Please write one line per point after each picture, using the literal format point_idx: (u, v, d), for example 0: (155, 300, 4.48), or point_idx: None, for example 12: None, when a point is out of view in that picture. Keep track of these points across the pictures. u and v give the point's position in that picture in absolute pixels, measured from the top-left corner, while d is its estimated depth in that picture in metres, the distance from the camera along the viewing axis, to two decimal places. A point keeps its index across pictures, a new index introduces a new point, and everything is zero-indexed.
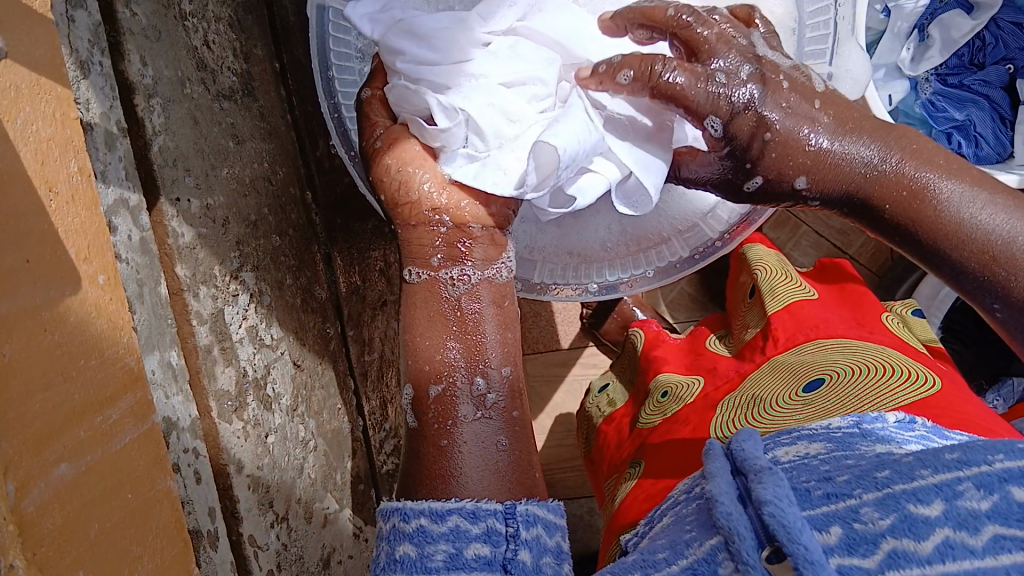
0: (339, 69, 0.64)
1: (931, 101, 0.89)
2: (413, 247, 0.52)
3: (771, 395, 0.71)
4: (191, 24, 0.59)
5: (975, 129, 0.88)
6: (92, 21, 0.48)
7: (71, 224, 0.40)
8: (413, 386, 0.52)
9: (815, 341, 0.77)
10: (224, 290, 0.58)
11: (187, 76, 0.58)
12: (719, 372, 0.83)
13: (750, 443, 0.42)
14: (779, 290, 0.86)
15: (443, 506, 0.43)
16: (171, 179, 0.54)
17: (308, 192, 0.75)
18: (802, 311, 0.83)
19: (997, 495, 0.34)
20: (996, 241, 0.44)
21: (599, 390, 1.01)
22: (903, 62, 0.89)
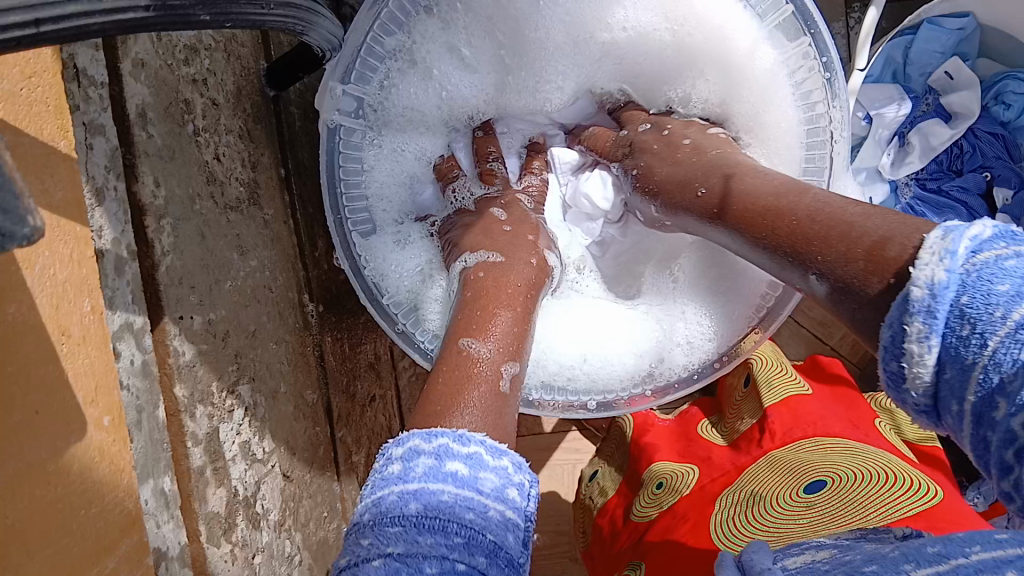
0: (345, 161, 0.66)
1: (909, 204, 1.02)
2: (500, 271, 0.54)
3: (770, 492, 0.71)
4: (203, 139, 0.60)
5: None
6: (109, 146, 0.48)
7: (80, 368, 0.39)
8: (480, 341, 0.47)
9: (813, 441, 0.78)
10: (220, 407, 0.57)
11: (197, 192, 0.58)
12: (714, 462, 0.84)
13: (760, 554, 0.47)
14: (775, 381, 0.87)
15: (468, 433, 0.39)
16: (176, 298, 0.54)
17: (305, 295, 0.75)
18: (798, 406, 0.84)
19: None
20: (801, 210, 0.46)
21: (589, 478, 1.00)
22: (884, 165, 1.02)
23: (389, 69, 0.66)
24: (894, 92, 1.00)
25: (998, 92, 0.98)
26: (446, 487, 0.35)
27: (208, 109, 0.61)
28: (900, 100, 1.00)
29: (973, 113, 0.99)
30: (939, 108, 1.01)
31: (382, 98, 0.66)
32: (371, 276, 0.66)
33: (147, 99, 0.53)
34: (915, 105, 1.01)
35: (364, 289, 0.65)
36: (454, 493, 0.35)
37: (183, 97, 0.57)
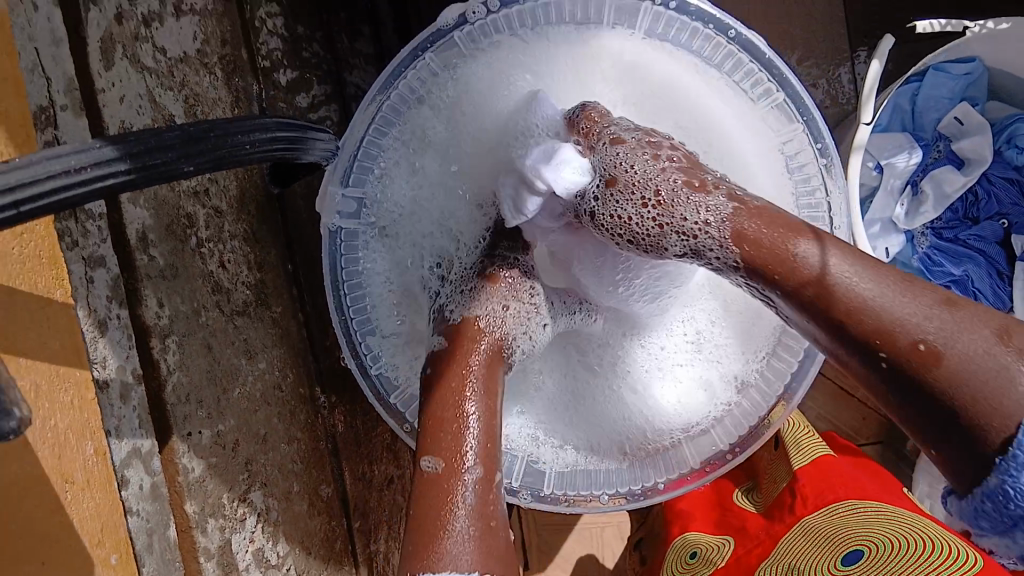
0: (348, 262, 0.65)
1: (927, 254, 0.99)
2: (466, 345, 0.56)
3: (809, 565, 0.70)
4: (207, 250, 0.61)
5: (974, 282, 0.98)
6: (111, 276, 0.50)
7: (86, 512, 0.40)
8: (433, 456, 0.50)
9: (845, 503, 0.76)
10: (232, 517, 0.58)
11: (203, 304, 0.59)
12: (748, 531, 0.83)
13: None
14: (804, 442, 0.86)
15: None
16: (184, 415, 0.54)
17: (316, 388, 0.75)
18: (828, 467, 0.82)
19: None
20: (856, 298, 0.41)
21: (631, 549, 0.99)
22: (898, 215, 1.00)
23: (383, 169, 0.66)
24: (905, 140, 0.98)
25: (1010, 135, 0.96)
26: None
27: (211, 219, 0.62)
28: (910, 149, 0.98)
29: (986, 159, 0.97)
30: (951, 155, 0.99)
31: (382, 197, 0.66)
32: (380, 377, 0.65)
33: (148, 222, 0.54)
34: (927, 153, 0.99)
35: (372, 389, 0.65)
36: None
37: (185, 212, 0.59)
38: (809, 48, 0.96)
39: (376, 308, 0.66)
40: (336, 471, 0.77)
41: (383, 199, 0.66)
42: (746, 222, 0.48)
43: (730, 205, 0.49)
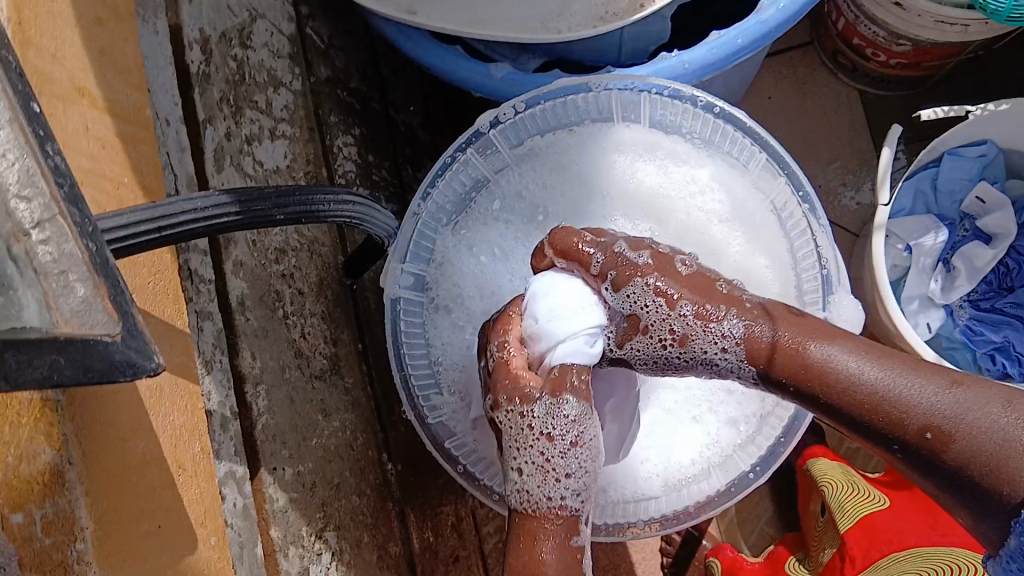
0: (406, 328, 0.78)
1: (968, 326, 0.98)
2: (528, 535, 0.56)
3: None
4: (291, 321, 0.73)
5: (1015, 349, 0.96)
6: (216, 329, 0.62)
7: (193, 496, 0.49)
8: None
9: (890, 556, 0.77)
10: (310, 549, 0.65)
11: (287, 364, 0.70)
12: None
13: None
14: (848, 506, 0.86)
15: None
16: (271, 451, 0.64)
17: (383, 454, 0.84)
18: (873, 523, 0.83)
19: None
20: (870, 391, 0.51)
21: None
22: (934, 292, 1.00)
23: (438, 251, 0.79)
24: (929, 221, 1.00)
25: None
26: None
27: (295, 297, 0.74)
28: (935, 229, 1.00)
29: (1010, 232, 0.99)
30: (977, 232, 1.01)
31: (434, 274, 0.79)
32: (435, 424, 0.76)
33: (245, 291, 0.66)
34: (954, 232, 1.01)
35: (428, 434, 0.76)
36: None
37: (275, 289, 0.71)
38: (826, 142, 1.06)
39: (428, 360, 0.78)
40: (403, 535, 0.84)
41: (441, 275, 0.79)
42: (776, 335, 0.56)
43: (741, 325, 0.56)
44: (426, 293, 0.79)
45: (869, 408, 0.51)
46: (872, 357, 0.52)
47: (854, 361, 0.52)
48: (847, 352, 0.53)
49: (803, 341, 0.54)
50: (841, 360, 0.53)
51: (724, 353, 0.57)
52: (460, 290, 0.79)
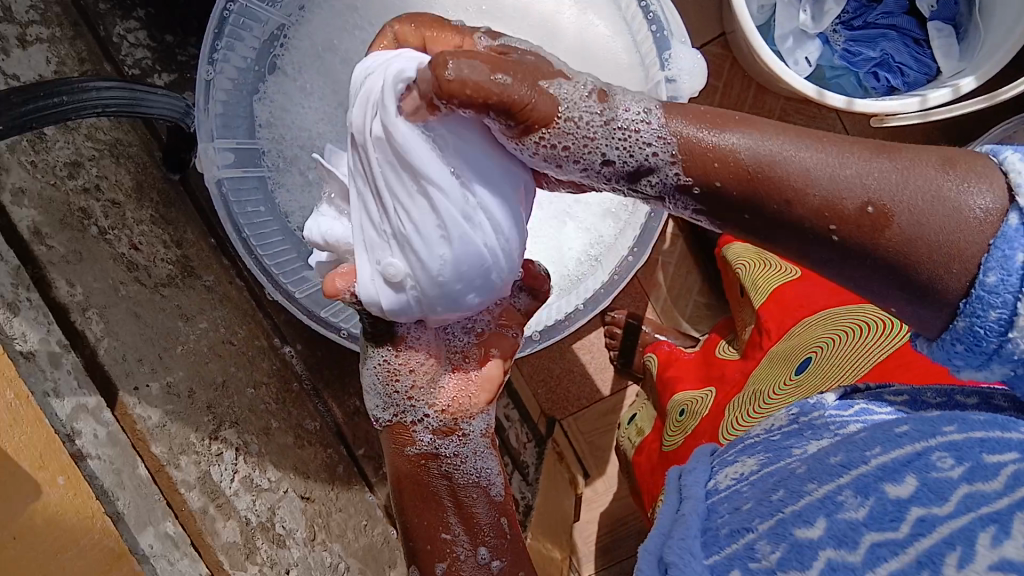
0: (241, 211, 0.70)
1: (846, 49, 0.95)
2: (422, 509, 0.52)
3: (769, 385, 0.72)
4: (112, 236, 0.67)
5: (895, 60, 0.94)
6: (10, 267, 0.55)
7: (19, 442, 0.45)
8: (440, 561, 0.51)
9: (803, 321, 0.78)
10: (206, 453, 0.63)
11: (120, 280, 0.65)
12: (726, 377, 0.83)
13: (695, 472, 0.48)
14: (762, 284, 0.89)
15: None
16: (125, 373, 0.60)
17: (277, 340, 0.81)
18: (786, 296, 0.84)
19: (872, 499, 0.33)
20: (802, 175, 0.36)
21: (628, 422, 1.01)
22: (805, 23, 0.94)
23: (261, 115, 0.74)
24: None
25: None
26: None
27: (109, 209, 0.68)
28: None
29: None
30: None
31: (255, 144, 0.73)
32: (305, 298, 0.70)
33: (39, 218, 0.60)
34: None
35: (303, 309, 0.69)
36: None
37: (78, 207, 0.65)
38: None
39: (289, 240, 0.73)
40: (323, 411, 0.82)
41: (274, 140, 0.74)
42: (689, 126, 0.38)
43: (665, 121, 0.39)
44: (265, 164, 0.74)
45: (790, 193, 0.36)
46: (750, 127, 0.38)
47: (731, 133, 0.37)
48: (708, 129, 0.38)
49: (706, 132, 0.38)
50: (721, 138, 0.37)
51: (655, 159, 0.39)
52: (307, 143, 0.75)
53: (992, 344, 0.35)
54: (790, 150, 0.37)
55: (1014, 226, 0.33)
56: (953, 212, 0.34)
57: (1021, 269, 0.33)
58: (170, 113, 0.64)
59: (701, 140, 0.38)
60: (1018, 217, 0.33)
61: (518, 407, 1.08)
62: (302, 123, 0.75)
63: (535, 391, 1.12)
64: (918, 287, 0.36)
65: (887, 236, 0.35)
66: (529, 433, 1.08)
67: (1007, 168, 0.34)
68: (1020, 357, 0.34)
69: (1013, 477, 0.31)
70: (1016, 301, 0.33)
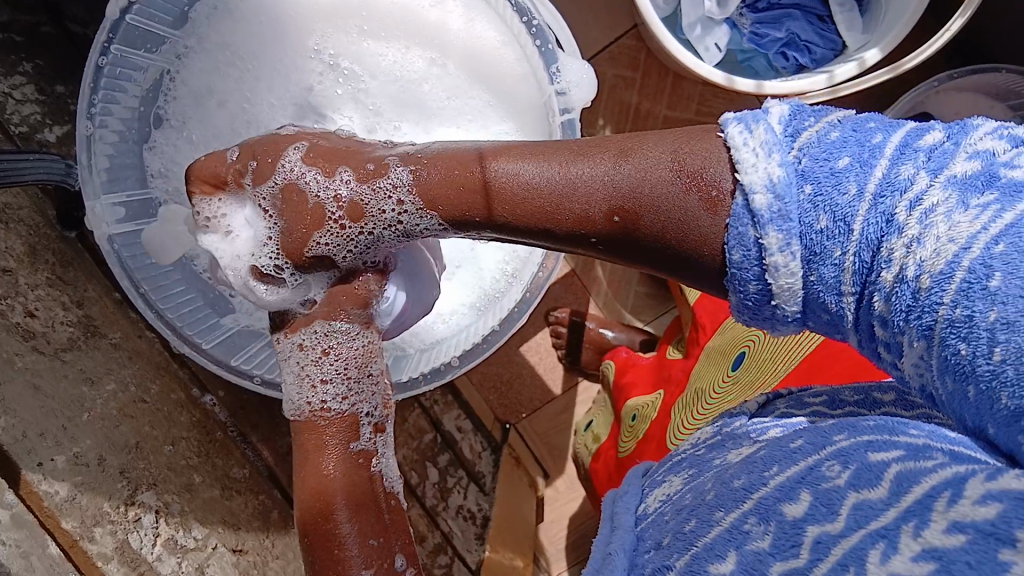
0: (136, 264, 0.67)
1: (754, 32, 0.96)
2: (325, 548, 0.48)
3: (710, 384, 0.75)
4: (4, 305, 0.64)
5: (800, 38, 0.96)
6: None
7: None
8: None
9: (734, 316, 0.81)
10: (123, 520, 0.62)
11: (14, 352, 0.62)
12: (673, 378, 0.87)
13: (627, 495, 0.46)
14: (697, 283, 0.95)
15: None
16: (27, 449, 0.58)
17: (196, 389, 0.79)
18: (719, 293, 0.88)
19: (773, 525, 0.33)
20: (551, 195, 0.44)
21: (585, 429, 1.06)
22: (711, 10, 0.95)
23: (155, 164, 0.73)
24: None
25: None
26: None
27: (1, 277, 0.65)
28: None
29: None
30: None
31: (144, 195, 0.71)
32: (217, 347, 0.69)
33: None
34: None
35: (213, 359, 0.68)
36: None
37: None
38: None
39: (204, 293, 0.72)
40: (252, 454, 0.80)
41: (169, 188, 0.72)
42: (434, 180, 0.50)
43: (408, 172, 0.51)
44: (162, 214, 0.72)
45: (552, 209, 0.44)
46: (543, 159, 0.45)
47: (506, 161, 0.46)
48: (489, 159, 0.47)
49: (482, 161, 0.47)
50: (509, 169, 0.46)
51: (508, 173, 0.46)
52: None
53: (767, 311, 0.39)
54: (553, 173, 0.44)
55: (739, 208, 0.37)
56: (693, 218, 0.39)
57: (754, 244, 0.37)
58: (53, 176, 0.62)
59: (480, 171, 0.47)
60: (741, 199, 0.37)
61: (472, 416, 1.08)
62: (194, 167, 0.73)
63: (487, 398, 1.12)
64: (681, 263, 0.40)
65: (641, 227, 0.41)
66: (485, 443, 1.09)
67: (732, 140, 0.38)
68: (792, 317, 0.38)
69: (900, 477, 0.31)
70: (762, 274, 0.37)
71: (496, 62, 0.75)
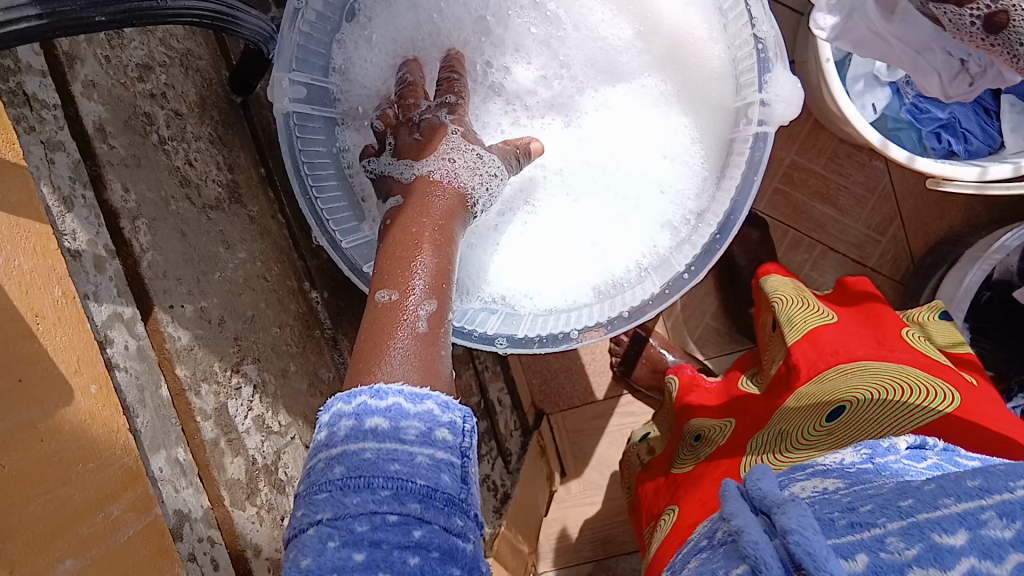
0: (302, 146, 0.68)
1: (914, 104, 0.94)
2: (392, 269, 0.48)
3: (797, 426, 0.68)
4: (170, 147, 0.65)
5: (961, 124, 0.93)
6: (70, 161, 0.54)
7: (58, 343, 0.44)
8: (390, 291, 0.47)
9: (837, 367, 0.72)
10: (226, 385, 0.62)
11: (172, 195, 0.63)
12: (749, 410, 0.80)
13: (764, 481, 0.44)
14: (800, 319, 0.80)
15: (420, 390, 0.41)
16: (163, 289, 0.59)
17: (306, 284, 0.80)
18: (822, 337, 0.77)
19: (1018, 522, 0.37)
20: None
21: (641, 438, 1.00)
22: (879, 70, 0.93)
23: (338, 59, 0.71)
24: None
25: None
26: (423, 452, 0.39)
27: (171, 120, 0.66)
28: None
29: None
30: None
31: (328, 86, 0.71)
32: (351, 248, 0.69)
33: (104, 116, 0.58)
34: None
35: (342, 258, 0.69)
36: (444, 460, 0.39)
37: (143, 111, 0.63)
38: None
39: (334, 191, 0.71)
40: (338, 361, 0.81)
41: (350, 86, 0.72)
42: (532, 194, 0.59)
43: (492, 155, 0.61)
44: (338, 107, 0.72)
45: None
46: None
47: None
48: None
49: None
50: None
51: None
52: (375, 94, 0.72)
53: None
54: None
55: None
56: None
57: None
58: (266, 40, 0.62)
59: None
60: None
61: (511, 394, 1.08)
62: (375, 67, 0.71)
63: (529, 379, 1.14)
64: None
65: None
66: (517, 423, 1.07)
67: None
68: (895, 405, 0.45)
69: None
70: None
71: (700, 54, 0.73)
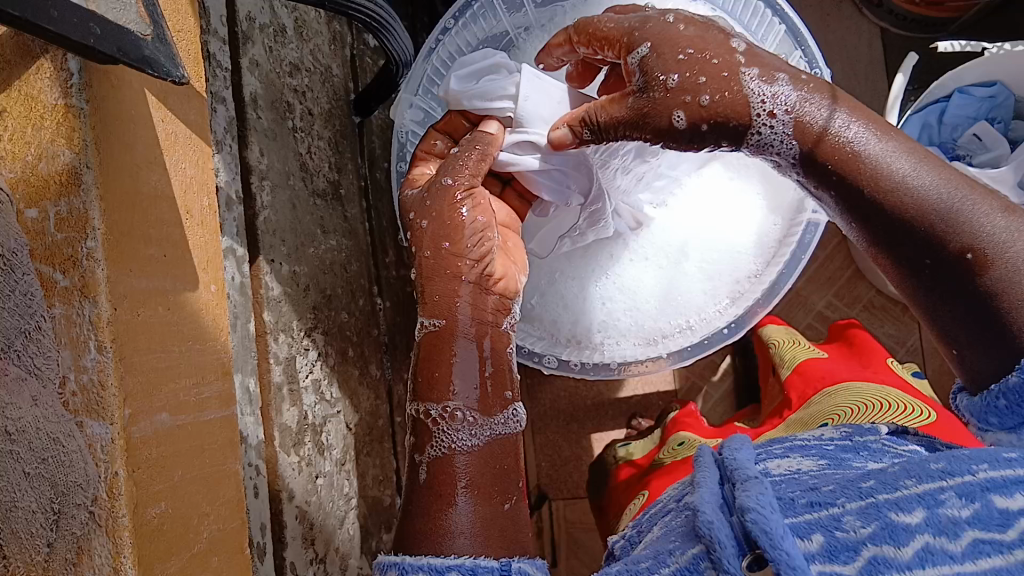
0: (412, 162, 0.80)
1: None
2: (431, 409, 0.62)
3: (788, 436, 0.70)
4: (300, 136, 0.75)
5: None
6: (227, 115, 0.64)
7: (197, 241, 0.52)
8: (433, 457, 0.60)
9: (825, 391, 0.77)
10: (298, 342, 0.69)
11: (292, 173, 0.72)
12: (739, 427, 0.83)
13: (741, 452, 0.45)
14: (791, 357, 0.88)
15: (442, 563, 0.52)
16: (269, 245, 0.67)
17: (376, 288, 0.87)
18: (812, 368, 0.83)
19: (978, 503, 0.36)
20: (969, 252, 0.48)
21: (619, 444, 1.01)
22: None
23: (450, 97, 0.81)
24: (932, 153, 1.01)
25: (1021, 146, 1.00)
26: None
27: (305, 115, 0.76)
28: None
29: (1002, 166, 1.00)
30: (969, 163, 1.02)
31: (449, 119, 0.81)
32: None
33: (258, 91, 0.68)
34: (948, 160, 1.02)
35: None
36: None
37: (286, 100, 0.73)
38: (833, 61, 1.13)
39: None
40: (387, 366, 0.87)
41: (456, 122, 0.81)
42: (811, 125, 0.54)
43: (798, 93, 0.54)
44: None
45: (916, 224, 0.50)
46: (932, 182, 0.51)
47: (912, 170, 0.51)
48: (875, 146, 0.53)
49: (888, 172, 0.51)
50: (920, 186, 0.51)
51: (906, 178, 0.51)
52: None
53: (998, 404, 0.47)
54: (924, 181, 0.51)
55: None
56: None
57: None
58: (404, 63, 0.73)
59: (867, 169, 0.52)
60: None
61: None
62: None
63: (538, 462, 1.17)
64: (996, 333, 0.47)
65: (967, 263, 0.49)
66: None
67: None
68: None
69: None
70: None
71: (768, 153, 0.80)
